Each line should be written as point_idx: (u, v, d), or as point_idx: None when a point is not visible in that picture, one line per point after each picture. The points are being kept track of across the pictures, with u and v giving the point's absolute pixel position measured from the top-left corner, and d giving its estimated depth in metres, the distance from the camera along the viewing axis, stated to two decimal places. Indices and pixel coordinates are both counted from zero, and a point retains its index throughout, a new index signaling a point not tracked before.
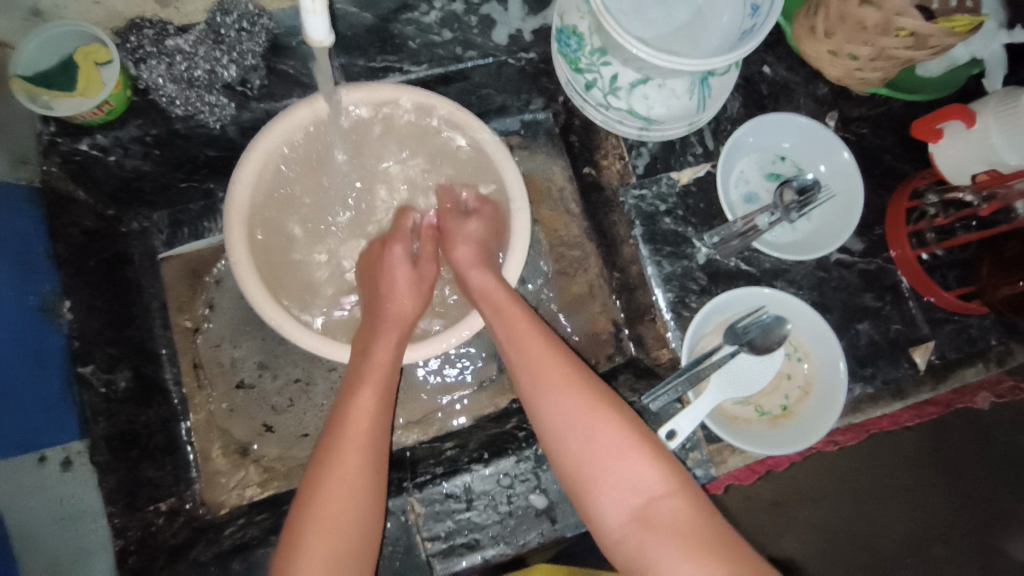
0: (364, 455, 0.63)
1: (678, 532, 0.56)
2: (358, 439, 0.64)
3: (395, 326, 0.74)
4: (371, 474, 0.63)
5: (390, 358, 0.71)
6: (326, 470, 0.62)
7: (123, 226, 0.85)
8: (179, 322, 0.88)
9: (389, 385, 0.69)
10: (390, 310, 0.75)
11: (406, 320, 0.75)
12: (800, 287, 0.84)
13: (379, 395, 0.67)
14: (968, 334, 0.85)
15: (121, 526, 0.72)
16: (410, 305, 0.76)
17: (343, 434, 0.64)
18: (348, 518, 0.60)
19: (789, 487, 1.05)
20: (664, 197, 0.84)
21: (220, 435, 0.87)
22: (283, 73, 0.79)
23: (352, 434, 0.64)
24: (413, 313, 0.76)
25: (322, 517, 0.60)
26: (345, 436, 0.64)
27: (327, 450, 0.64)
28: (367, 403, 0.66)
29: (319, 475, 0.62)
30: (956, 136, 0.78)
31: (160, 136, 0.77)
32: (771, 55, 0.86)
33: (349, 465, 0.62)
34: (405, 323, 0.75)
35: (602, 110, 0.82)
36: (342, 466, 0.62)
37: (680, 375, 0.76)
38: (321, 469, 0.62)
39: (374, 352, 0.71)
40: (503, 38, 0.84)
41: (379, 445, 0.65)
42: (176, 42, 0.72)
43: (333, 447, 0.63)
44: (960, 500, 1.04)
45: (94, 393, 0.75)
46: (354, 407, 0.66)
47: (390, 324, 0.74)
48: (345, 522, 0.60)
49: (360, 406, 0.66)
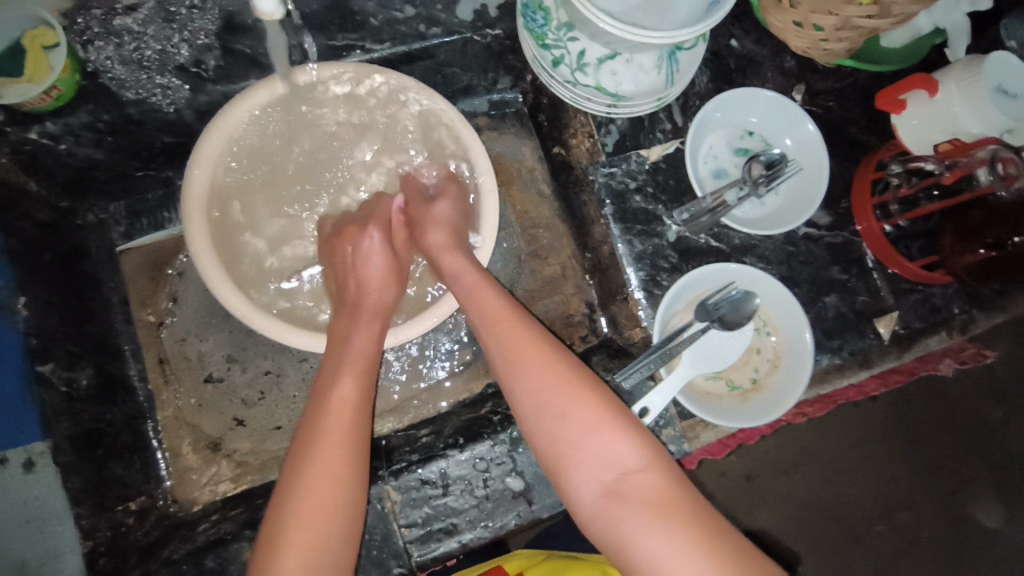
0: (344, 444, 0.61)
1: (657, 505, 0.56)
2: (338, 427, 0.62)
3: (373, 315, 0.72)
4: (353, 463, 0.61)
5: (368, 347, 0.69)
6: (305, 459, 0.60)
7: (79, 218, 0.81)
8: (142, 317, 0.85)
9: (368, 373, 0.68)
10: (366, 299, 0.73)
11: (384, 307, 0.73)
12: (770, 262, 0.85)
13: (358, 383, 0.66)
14: (931, 304, 0.87)
15: (90, 527, 0.70)
16: (384, 291, 0.74)
17: (321, 423, 0.63)
18: (327, 507, 0.59)
19: (764, 460, 1.22)
20: (633, 174, 0.84)
21: (188, 430, 0.85)
22: (238, 53, 0.76)
23: (332, 423, 0.62)
24: (391, 301, 0.74)
25: (301, 506, 0.58)
26: (325, 424, 0.62)
27: (306, 438, 0.62)
28: (346, 392, 0.65)
29: (298, 464, 0.60)
30: (919, 106, 0.79)
31: (113, 122, 0.74)
32: (738, 28, 0.86)
33: (330, 453, 0.60)
34: (383, 311, 0.73)
35: (570, 87, 0.79)
36: (321, 455, 0.60)
37: (652, 352, 0.76)
38: (298, 458, 0.61)
39: (350, 342, 0.69)
40: (467, 15, 0.82)
41: (361, 435, 0.63)
42: (123, 21, 0.67)
43: (311, 435, 0.62)
44: (935, 468, 1.24)
45: (55, 392, 0.71)
46: (334, 396, 0.64)
47: (369, 314, 0.72)
48: (325, 511, 0.58)
49: (340, 395, 0.64)
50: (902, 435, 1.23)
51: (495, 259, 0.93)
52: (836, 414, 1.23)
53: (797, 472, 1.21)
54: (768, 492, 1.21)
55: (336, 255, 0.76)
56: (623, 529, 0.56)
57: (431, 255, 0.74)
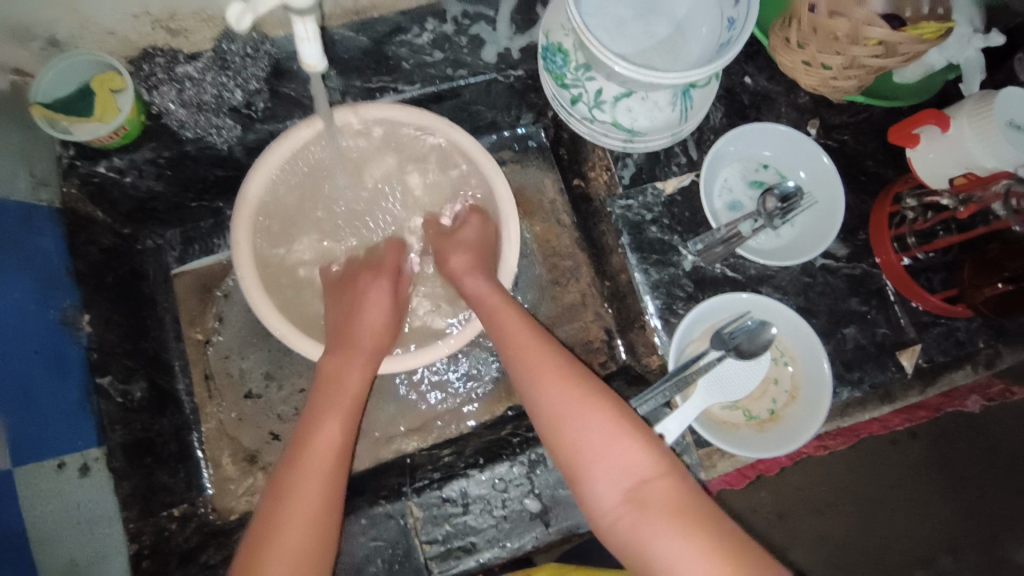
0: (325, 481, 0.65)
1: (672, 509, 0.57)
2: (319, 466, 0.66)
3: (369, 356, 0.76)
4: (332, 501, 0.65)
5: (359, 387, 0.74)
6: (286, 495, 0.63)
7: (138, 243, 0.89)
8: (191, 335, 0.92)
9: (353, 414, 0.72)
10: (362, 338, 0.77)
11: (378, 349, 0.78)
12: (787, 293, 0.86)
13: (343, 424, 0.70)
14: (956, 337, 0.86)
15: (136, 530, 0.75)
16: (377, 333, 0.78)
17: (302, 459, 0.66)
18: (305, 543, 0.61)
19: (796, 499, 1.18)
20: (650, 207, 0.86)
21: (229, 443, 0.91)
22: (284, 96, 0.83)
23: (313, 457, 0.66)
24: (386, 343, 0.79)
25: (279, 540, 0.61)
26: (307, 461, 0.66)
27: (286, 475, 0.65)
28: (331, 429, 0.69)
29: (279, 500, 0.63)
30: (932, 142, 0.79)
31: (172, 158, 0.82)
32: (751, 66, 0.89)
33: (310, 491, 0.64)
34: (377, 350, 0.78)
35: (587, 123, 0.85)
36: (302, 491, 0.64)
37: (668, 379, 0.77)
38: (280, 494, 0.64)
39: (346, 379, 0.73)
40: (492, 57, 0.88)
41: (341, 471, 0.67)
42: (185, 69, 0.78)
43: (291, 471, 0.66)
44: (973, 509, 1.20)
45: (112, 402, 0.77)
46: (319, 435, 0.68)
47: (364, 354, 0.76)
48: (303, 546, 0.61)
49: (325, 434, 0.68)
50: (937, 472, 1.20)
51: (516, 285, 0.97)
52: (868, 452, 1.20)
53: (832, 511, 1.18)
54: (802, 534, 1.18)
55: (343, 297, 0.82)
56: (637, 535, 0.57)
57: (459, 274, 0.80)
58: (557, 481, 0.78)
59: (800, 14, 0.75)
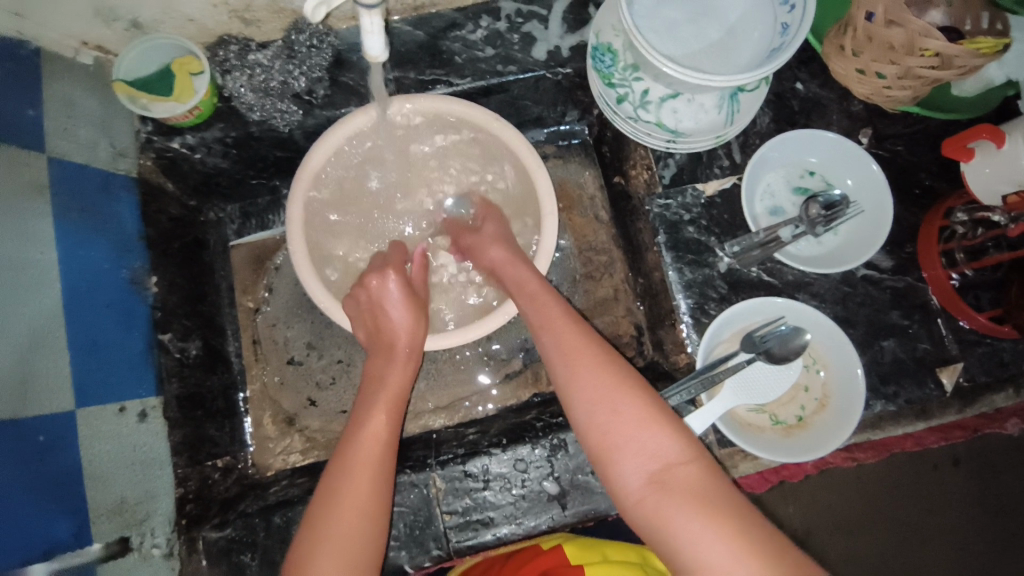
0: (373, 475, 0.67)
1: (696, 493, 0.58)
2: (367, 460, 0.67)
3: (408, 356, 0.77)
4: (380, 492, 0.67)
5: (402, 385, 0.75)
6: (337, 487, 0.65)
7: (202, 216, 0.96)
8: (243, 302, 0.98)
9: (397, 409, 0.73)
10: (400, 342, 0.77)
11: (416, 351, 0.78)
12: (824, 301, 0.85)
13: (389, 417, 0.71)
14: (1000, 358, 0.84)
15: (183, 476, 0.81)
16: (412, 334, 0.78)
17: (350, 451, 0.68)
18: (357, 532, 0.64)
19: (826, 518, 1.15)
20: (688, 207, 0.87)
21: (271, 404, 0.96)
22: (344, 84, 0.88)
23: (363, 455, 0.67)
24: (423, 339, 0.79)
25: (332, 530, 0.63)
26: (355, 455, 0.68)
27: (335, 466, 0.68)
28: (377, 422, 0.70)
29: (329, 490, 0.66)
30: (988, 157, 0.77)
31: (238, 138, 0.88)
32: (804, 72, 0.89)
33: (359, 482, 0.66)
34: (414, 349, 0.77)
35: (632, 122, 0.85)
36: (352, 484, 0.66)
37: (694, 377, 0.78)
38: (330, 484, 0.66)
39: (386, 378, 0.74)
40: (542, 54, 0.90)
41: (388, 463, 0.69)
42: (256, 56, 0.84)
43: (339, 461, 0.68)
44: (1009, 542, 1.16)
45: (171, 357, 0.83)
46: (365, 428, 0.70)
47: (403, 354, 0.76)
48: (355, 536, 0.63)
49: (371, 427, 0.70)
50: (974, 503, 1.16)
51: (550, 277, 0.99)
52: (907, 475, 1.16)
53: (861, 534, 1.15)
54: (831, 554, 1.14)
55: (364, 312, 0.80)
56: (662, 518, 0.58)
57: (498, 266, 0.81)
58: (576, 466, 0.81)
59: (856, 22, 0.74)
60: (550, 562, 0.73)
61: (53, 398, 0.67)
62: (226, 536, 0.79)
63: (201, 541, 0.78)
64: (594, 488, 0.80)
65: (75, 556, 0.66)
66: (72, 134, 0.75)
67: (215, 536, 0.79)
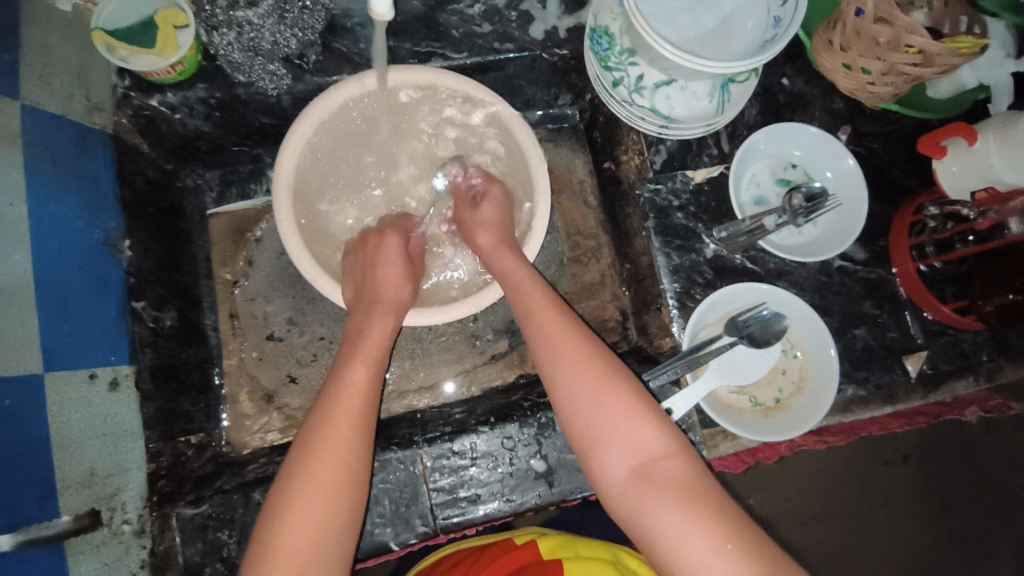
0: (354, 427, 0.66)
1: (679, 487, 0.59)
2: (349, 414, 0.66)
3: (390, 309, 0.76)
4: (362, 445, 0.65)
5: (382, 342, 0.74)
6: (318, 439, 0.64)
7: (179, 181, 0.93)
8: (220, 274, 0.95)
9: (378, 364, 0.72)
10: (383, 293, 0.77)
11: (399, 308, 0.77)
12: (802, 289, 0.88)
13: (370, 372, 0.70)
14: (961, 348, 0.89)
15: (156, 450, 0.77)
16: (399, 292, 0.78)
17: (326, 420, 0.65)
18: (337, 483, 0.62)
19: (783, 509, 1.20)
20: (677, 193, 0.89)
21: (248, 380, 0.93)
22: (336, 51, 0.85)
23: (344, 409, 0.66)
24: (407, 298, 0.79)
25: (311, 478, 0.62)
26: (336, 408, 0.66)
27: (309, 436, 0.65)
28: (355, 393, 0.68)
29: (308, 446, 0.64)
30: (959, 154, 0.81)
31: (222, 100, 0.83)
32: (790, 67, 0.92)
33: (342, 436, 0.64)
34: (398, 307, 0.77)
35: (626, 106, 0.86)
36: (333, 438, 0.64)
37: (679, 358, 0.80)
38: (309, 440, 0.64)
39: (367, 333, 0.74)
40: (539, 34, 0.90)
41: (366, 436, 0.66)
42: (245, 14, 0.81)
43: (315, 431, 0.65)
44: (950, 533, 1.22)
45: (144, 327, 0.79)
46: (346, 384, 0.68)
47: (386, 307, 0.76)
48: (335, 488, 0.62)
49: (353, 382, 0.69)
50: (919, 496, 1.22)
51: (538, 258, 1.00)
52: (862, 469, 1.22)
53: (816, 525, 1.20)
54: (797, 541, 1.19)
55: (358, 262, 0.81)
56: (643, 508, 0.59)
57: (485, 253, 0.81)
58: (564, 445, 0.81)
59: (845, 18, 0.77)
60: (524, 559, 0.73)
61: (19, 359, 0.62)
62: (202, 512, 0.76)
63: (176, 517, 0.75)
64: (581, 467, 0.80)
65: (42, 527, 0.62)
66: (47, 83, 0.71)
67: (190, 513, 0.75)
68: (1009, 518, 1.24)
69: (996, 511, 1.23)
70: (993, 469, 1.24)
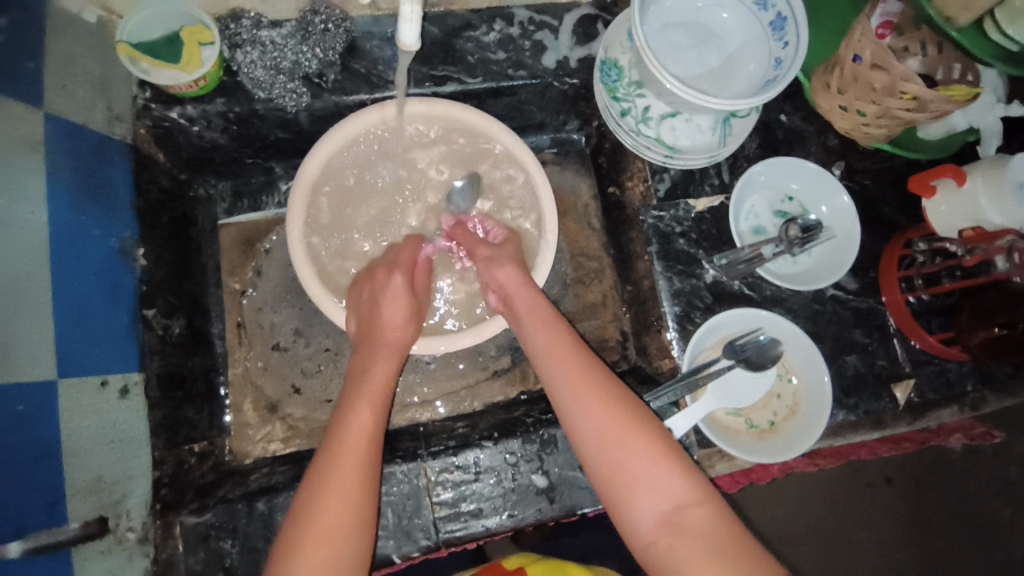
0: (361, 468, 0.66)
1: (705, 536, 0.59)
2: (355, 455, 0.67)
3: (393, 349, 0.77)
4: (369, 486, 0.66)
5: (387, 380, 0.75)
6: (324, 482, 0.65)
7: (192, 190, 0.94)
8: (229, 284, 0.96)
9: (383, 404, 0.73)
10: (388, 335, 0.78)
11: (400, 348, 0.78)
12: (797, 316, 0.92)
13: (375, 412, 0.71)
14: (946, 377, 0.92)
15: (161, 458, 0.77)
16: (401, 332, 0.79)
17: (334, 459, 0.66)
18: (344, 528, 0.63)
19: (770, 527, 1.23)
20: (679, 220, 0.92)
21: (252, 389, 0.94)
22: (354, 71, 0.87)
23: (348, 450, 0.67)
24: (408, 340, 0.79)
25: (320, 523, 0.62)
26: (342, 450, 0.67)
27: (318, 475, 0.66)
28: (362, 430, 0.69)
29: (315, 489, 0.65)
30: (947, 194, 0.87)
31: (240, 114, 0.85)
32: (788, 105, 0.96)
33: (348, 478, 0.65)
34: (401, 345, 0.78)
35: (633, 135, 0.90)
36: (339, 480, 0.65)
37: (678, 380, 0.83)
38: (317, 482, 0.65)
39: (372, 372, 0.75)
40: (551, 63, 0.93)
41: (372, 474, 0.67)
42: (269, 33, 0.83)
43: (321, 474, 0.65)
44: (934, 560, 1.25)
45: (154, 334, 0.80)
46: (351, 425, 0.69)
47: (387, 348, 0.77)
48: (341, 532, 0.62)
49: (358, 423, 0.69)
50: (903, 521, 1.25)
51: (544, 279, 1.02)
52: (848, 491, 1.25)
53: (803, 545, 1.22)
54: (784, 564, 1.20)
55: (365, 290, 0.81)
56: (674, 557, 0.59)
57: (507, 286, 0.80)
58: (566, 461, 0.83)
59: (844, 63, 0.82)
60: None
61: (34, 366, 0.63)
62: (205, 521, 0.75)
63: (178, 525, 0.74)
64: (582, 484, 0.82)
65: (49, 535, 0.62)
66: (69, 92, 0.72)
67: (193, 521, 0.74)
68: (992, 547, 1.26)
69: (979, 540, 1.26)
70: (975, 497, 1.27)
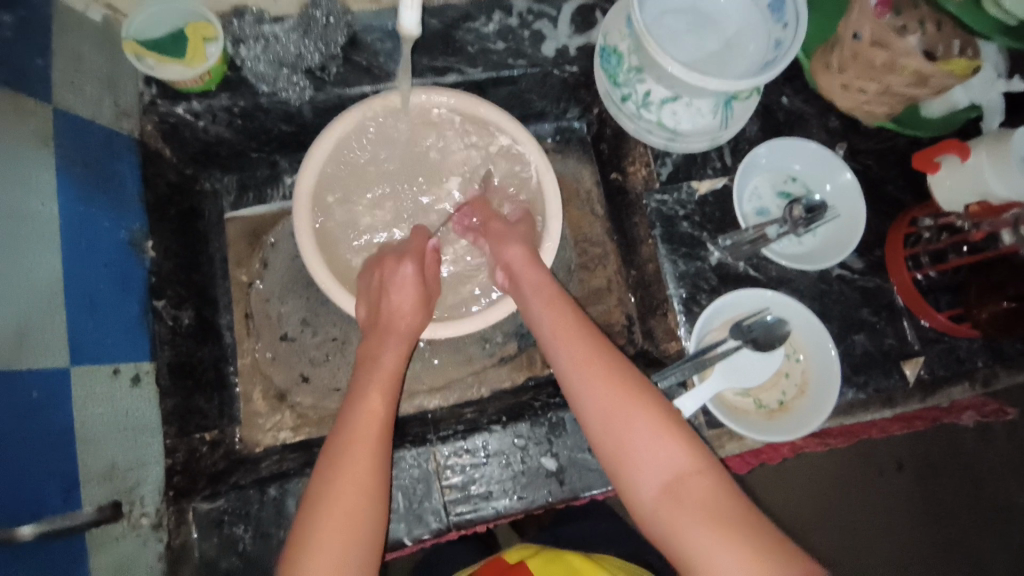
0: (371, 452, 0.67)
1: (707, 505, 0.59)
2: (365, 437, 0.67)
3: (402, 335, 0.78)
4: (380, 468, 0.66)
5: (396, 365, 0.75)
6: (335, 465, 0.65)
7: (197, 185, 0.95)
8: (237, 275, 0.97)
9: (392, 389, 0.73)
10: (397, 322, 0.78)
11: (410, 334, 0.78)
12: (803, 296, 0.91)
13: (384, 397, 0.71)
14: (956, 354, 0.92)
15: (172, 446, 0.78)
16: (411, 318, 0.79)
17: (345, 443, 0.67)
18: (356, 509, 0.63)
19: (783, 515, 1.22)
20: (682, 203, 0.92)
21: (262, 379, 0.95)
22: (356, 64, 0.88)
23: (358, 434, 0.67)
24: (418, 326, 0.79)
25: (332, 505, 0.63)
26: (352, 434, 0.68)
27: (329, 459, 0.66)
28: (371, 414, 0.69)
29: (327, 472, 0.65)
30: (952, 170, 0.85)
31: (245, 108, 0.86)
32: (788, 88, 0.96)
33: (358, 460, 0.65)
34: (411, 332, 0.78)
35: (635, 121, 0.91)
36: (350, 463, 0.65)
37: (686, 360, 0.83)
38: (329, 466, 0.65)
39: (381, 359, 0.75)
40: (551, 51, 0.94)
41: (381, 455, 0.68)
42: (271, 28, 0.84)
43: (333, 457, 0.66)
44: (951, 546, 1.24)
45: (164, 325, 0.81)
46: (361, 409, 0.70)
47: (396, 335, 0.77)
48: (354, 513, 0.63)
49: (368, 407, 0.70)
50: (919, 507, 1.24)
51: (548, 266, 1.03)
52: (862, 477, 1.24)
53: (817, 531, 1.22)
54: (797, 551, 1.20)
55: (374, 274, 0.82)
56: (676, 526, 0.59)
57: (515, 262, 0.81)
58: (575, 443, 0.83)
59: (842, 41, 0.84)
60: None
61: (50, 352, 0.63)
62: (217, 507, 0.76)
63: (191, 512, 0.76)
64: (591, 466, 0.82)
65: (63, 519, 0.62)
66: (78, 88, 0.73)
67: (206, 508, 0.76)
68: (1010, 531, 1.25)
69: (997, 525, 1.25)
70: (992, 481, 1.26)
